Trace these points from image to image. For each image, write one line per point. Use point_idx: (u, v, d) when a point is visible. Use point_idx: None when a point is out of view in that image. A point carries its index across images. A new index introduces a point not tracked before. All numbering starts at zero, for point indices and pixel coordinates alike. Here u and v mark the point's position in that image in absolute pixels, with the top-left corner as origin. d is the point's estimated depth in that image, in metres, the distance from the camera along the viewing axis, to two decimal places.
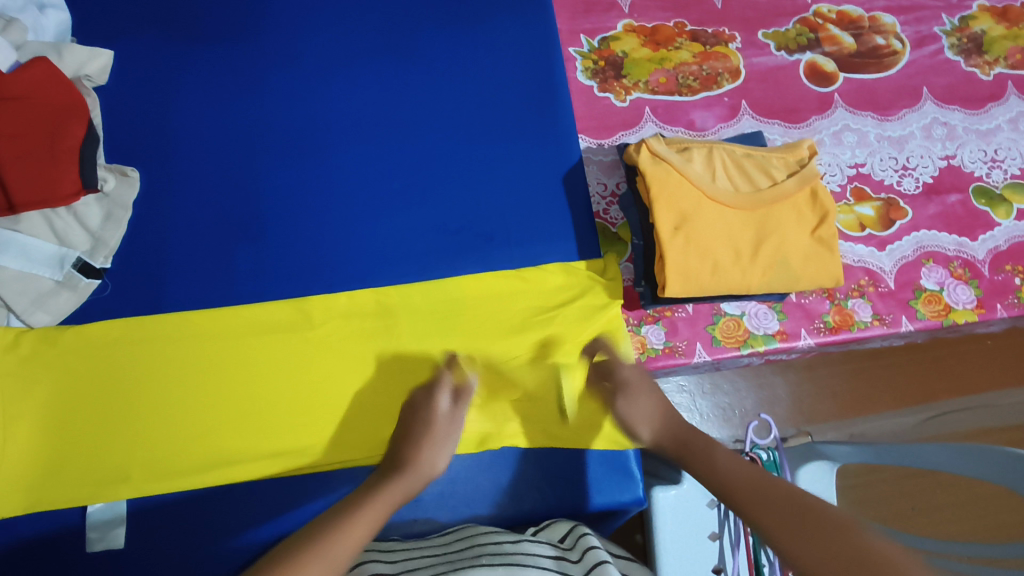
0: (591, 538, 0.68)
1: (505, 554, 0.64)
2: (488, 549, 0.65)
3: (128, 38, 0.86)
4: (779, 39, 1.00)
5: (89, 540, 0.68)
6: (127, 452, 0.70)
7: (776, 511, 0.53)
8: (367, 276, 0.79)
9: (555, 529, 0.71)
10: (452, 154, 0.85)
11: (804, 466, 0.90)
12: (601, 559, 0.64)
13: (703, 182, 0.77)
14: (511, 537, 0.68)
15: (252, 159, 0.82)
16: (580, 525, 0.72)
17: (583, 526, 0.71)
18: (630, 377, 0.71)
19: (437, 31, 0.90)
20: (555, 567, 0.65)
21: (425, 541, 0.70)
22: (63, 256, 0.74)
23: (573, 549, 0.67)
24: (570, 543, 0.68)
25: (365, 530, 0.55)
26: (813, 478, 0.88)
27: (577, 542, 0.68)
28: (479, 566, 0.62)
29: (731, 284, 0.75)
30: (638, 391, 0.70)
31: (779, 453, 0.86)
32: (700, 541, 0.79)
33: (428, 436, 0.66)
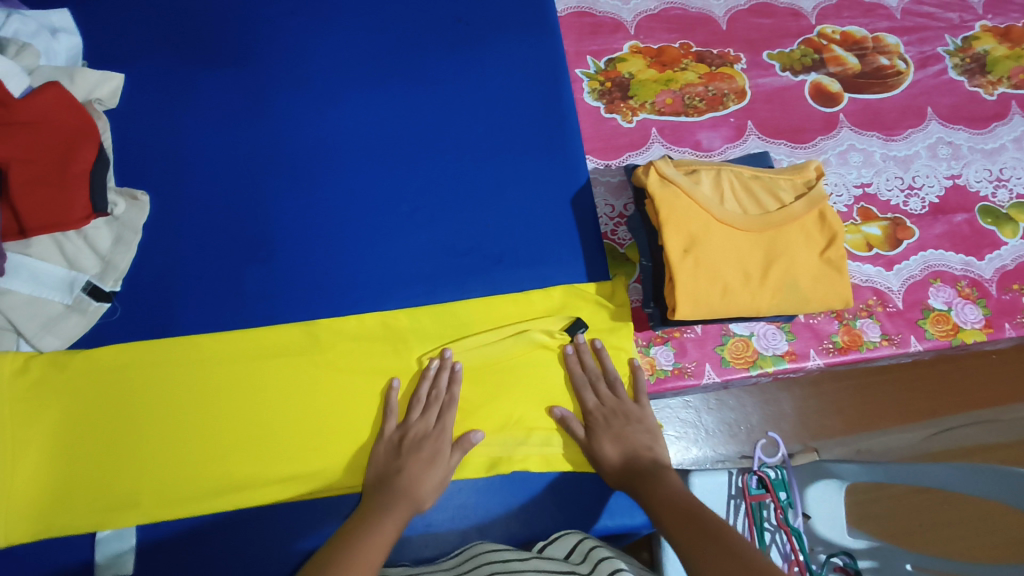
0: (600, 550, 0.67)
1: (513, 569, 0.64)
2: (497, 565, 0.65)
3: (137, 63, 0.86)
4: (784, 60, 1.00)
5: (98, 566, 0.68)
6: (136, 478, 0.70)
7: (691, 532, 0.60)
8: (376, 298, 0.79)
9: (563, 545, 0.70)
10: (461, 179, 0.85)
11: (814, 485, 0.97)
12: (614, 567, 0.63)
13: (711, 205, 0.77)
14: (519, 555, 0.67)
15: (260, 182, 0.82)
16: (587, 538, 0.71)
17: (592, 541, 0.70)
18: (598, 420, 0.74)
19: (444, 58, 0.90)
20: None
21: (433, 566, 0.70)
22: (74, 279, 0.75)
23: (583, 561, 0.67)
24: (580, 557, 0.68)
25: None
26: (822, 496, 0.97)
27: (585, 553, 0.68)
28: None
29: (741, 307, 0.75)
30: (614, 420, 0.74)
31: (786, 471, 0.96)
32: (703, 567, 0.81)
33: (420, 478, 0.69)
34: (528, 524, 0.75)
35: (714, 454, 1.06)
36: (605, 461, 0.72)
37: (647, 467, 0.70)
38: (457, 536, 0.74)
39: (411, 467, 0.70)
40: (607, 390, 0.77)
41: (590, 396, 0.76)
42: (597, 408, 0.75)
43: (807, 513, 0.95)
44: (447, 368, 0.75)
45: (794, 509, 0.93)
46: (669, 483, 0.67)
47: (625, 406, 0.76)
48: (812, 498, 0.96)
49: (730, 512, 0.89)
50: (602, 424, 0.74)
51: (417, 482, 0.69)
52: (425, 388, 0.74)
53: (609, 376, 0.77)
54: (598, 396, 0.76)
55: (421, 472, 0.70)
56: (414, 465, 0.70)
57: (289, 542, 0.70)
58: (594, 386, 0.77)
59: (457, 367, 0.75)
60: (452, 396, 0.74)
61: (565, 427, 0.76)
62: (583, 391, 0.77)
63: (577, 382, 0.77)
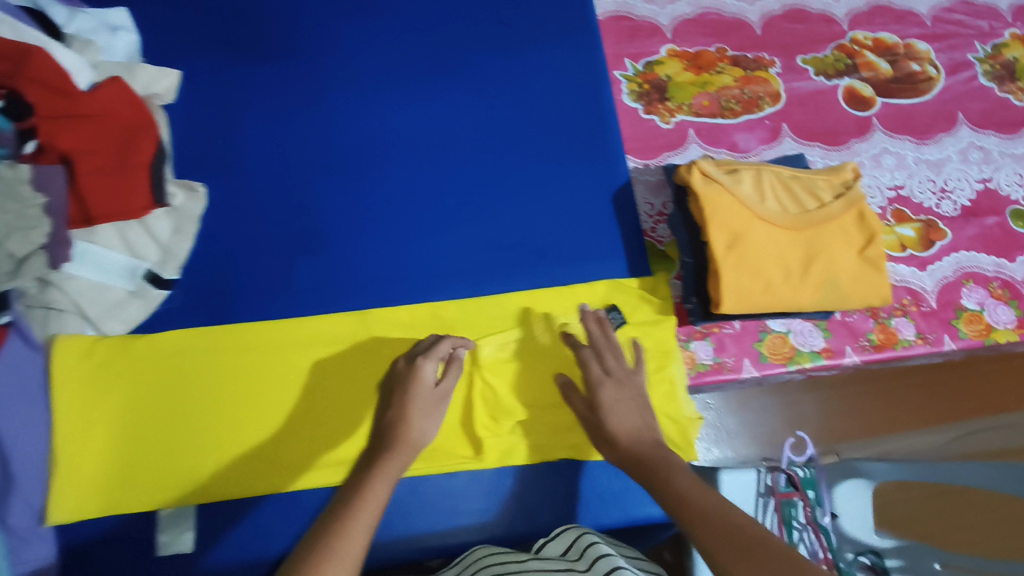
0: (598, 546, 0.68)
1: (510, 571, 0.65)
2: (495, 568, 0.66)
3: (192, 61, 0.88)
4: (818, 64, 1.02)
5: (160, 544, 0.71)
6: (197, 459, 0.73)
7: (714, 528, 0.57)
8: (425, 290, 0.82)
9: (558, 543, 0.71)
10: (503, 174, 0.87)
11: (840, 485, 1.02)
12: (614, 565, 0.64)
13: (752, 204, 0.79)
14: (517, 558, 0.68)
15: (313, 177, 0.85)
16: (587, 533, 0.72)
17: (589, 536, 0.71)
18: (603, 393, 0.72)
19: (487, 58, 0.92)
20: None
21: None
22: (135, 266, 0.77)
23: (581, 559, 0.67)
24: (577, 555, 0.68)
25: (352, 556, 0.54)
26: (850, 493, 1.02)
27: (583, 552, 0.68)
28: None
29: (783, 302, 0.77)
30: (619, 391, 0.72)
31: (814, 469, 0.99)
32: None
33: (410, 426, 0.69)
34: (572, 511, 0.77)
35: (736, 456, 1.07)
36: (607, 438, 0.70)
37: (654, 449, 0.68)
38: (505, 520, 0.76)
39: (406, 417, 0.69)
40: (613, 362, 0.74)
41: (594, 367, 0.73)
42: (603, 379, 0.73)
43: (836, 512, 1.01)
44: (456, 338, 0.76)
45: (823, 508, 0.96)
46: (681, 472, 0.65)
47: (630, 379, 0.73)
48: (839, 497, 1.02)
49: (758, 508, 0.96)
50: (609, 391, 0.72)
51: (409, 428, 0.69)
52: (431, 352, 0.73)
53: (612, 347, 0.75)
54: (605, 367, 0.74)
55: (414, 421, 0.69)
56: (409, 411, 0.70)
57: None
58: (599, 355, 0.74)
59: (468, 341, 0.77)
60: (454, 359, 0.73)
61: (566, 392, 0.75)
62: (589, 362, 0.74)
63: (581, 352, 0.75)
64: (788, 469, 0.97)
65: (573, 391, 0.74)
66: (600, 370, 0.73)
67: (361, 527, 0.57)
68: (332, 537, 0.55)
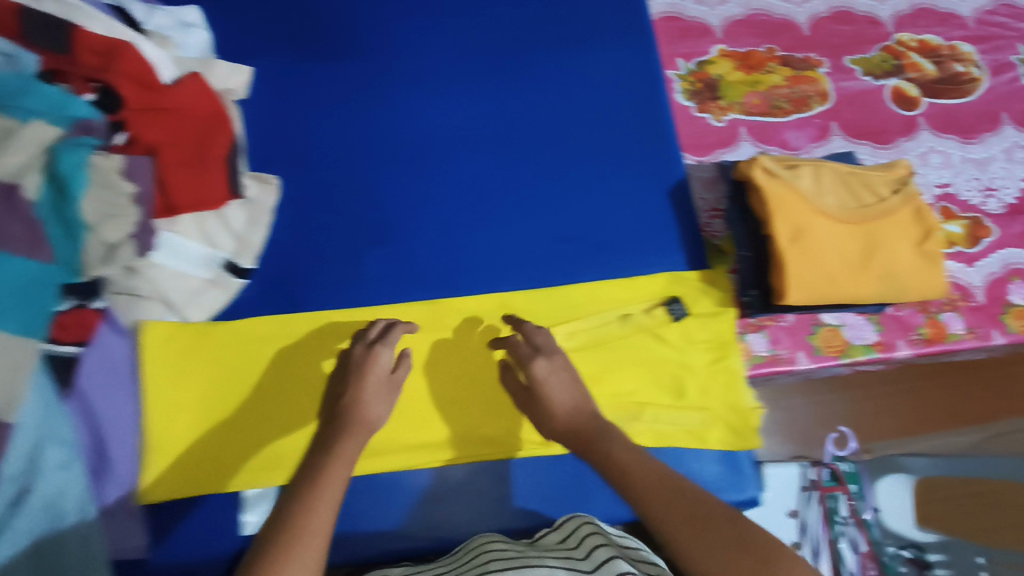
0: (594, 538, 0.70)
1: (512, 559, 0.68)
2: (495, 554, 0.69)
3: (263, 58, 0.91)
4: (864, 65, 1.05)
5: (244, 523, 0.73)
6: (279, 441, 0.76)
7: (660, 495, 0.63)
8: (492, 281, 0.85)
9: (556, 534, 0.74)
10: (562, 168, 0.90)
11: (883, 478, 0.99)
12: (607, 555, 0.67)
13: (812, 199, 0.81)
14: (517, 548, 0.71)
15: (381, 173, 0.88)
16: (587, 522, 0.74)
17: (587, 526, 0.73)
18: (536, 369, 0.73)
19: (545, 56, 0.94)
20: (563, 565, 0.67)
21: (431, 563, 0.74)
22: (214, 256, 0.80)
23: (579, 548, 0.70)
24: (575, 543, 0.71)
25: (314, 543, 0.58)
26: (889, 489, 0.99)
27: (582, 540, 0.71)
28: (484, 562, 0.67)
29: (846, 294, 0.79)
30: (552, 367, 0.74)
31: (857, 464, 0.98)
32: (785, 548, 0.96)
33: (364, 404, 0.71)
34: None
35: None
36: (550, 419, 0.73)
37: (589, 423, 0.71)
38: (569, 503, 0.80)
39: (353, 397, 0.71)
40: (540, 340, 0.76)
41: (524, 347, 0.76)
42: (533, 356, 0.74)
43: (876, 507, 0.97)
44: (400, 319, 0.78)
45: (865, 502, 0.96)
46: (617, 443, 0.68)
47: (560, 353, 0.76)
48: (881, 492, 0.98)
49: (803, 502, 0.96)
50: (541, 368, 0.73)
51: (362, 406, 0.70)
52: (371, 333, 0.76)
53: (540, 330, 0.77)
54: (532, 345, 0.76)
55: (366, 400, 0.71)
56: (359, 392, 0.71)
57: (424, 504, 0.78)
58: (530, 336, 0.76)
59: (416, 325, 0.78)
60: (392, 336, 0.75)
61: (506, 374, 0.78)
62: (517, 344, 0.76)
63: (509, 338, 0.77)
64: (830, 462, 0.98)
65: (509, 371, 0.78)
66: (531, 349, 0.75)
67: (323, 509, 0.61)
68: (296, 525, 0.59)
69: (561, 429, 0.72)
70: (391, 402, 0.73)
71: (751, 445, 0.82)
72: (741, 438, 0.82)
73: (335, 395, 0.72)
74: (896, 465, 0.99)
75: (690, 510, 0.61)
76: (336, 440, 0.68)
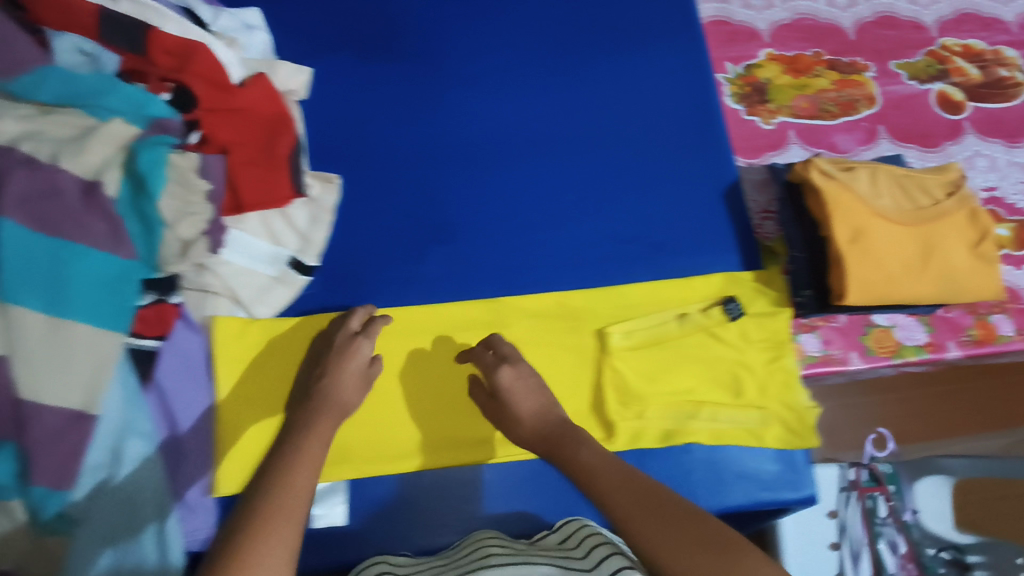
0: (594, 537, 0.71)
1: (512, 555, 0.68)
2: (496, 549, 0.69)
3: (322, 59, 0.92)
4: (910, 69, 1.06)
5: (313, 517, 0.76)
6: (347, 437, 0.78)
7: (622, 492, 0.63)
8: (551, 280, 0.86)
9: (557, 534, 0.74)
10: (617, 169, 0.91)
11: (921, 481, 1.00)
12: (606, 552, 0.67)
13: (870, 200, 0.82)
14: (516, 546, 0.71)
15: (440, 172, 0.89)
16: (586, 525, 0.74)
17: (585, 528, 0.73)
18: (502, 377, 0.75)
19: (599, 58, 0.95)
20: (561, 563, 0.67)
21: (432, 560, 0.74)
22: (278, 254, 0.81)
23: (578, 547, 0.70)
24: (573, 543, 0.71)
25: (283, 530, 0.57)
26: (929, 492, 1.00)
27: (581, 540, 0.71)
28: (485, 556, 0.67)
29: (903, 294, 0.80)
30: (518, 373, 0.76)
31: (895, 464, 1.01)
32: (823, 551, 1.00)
33: (338, 394, 0.72)
34: (693, 493, 0.80)
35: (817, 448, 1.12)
36: (517, 424, 0.74)
37: (554, 426, 0.72)
38: None
39: (331, 387, 0.72)
40: (505, 350, 0.78)
41: (490, 357, 0.78)
42: (498, 365, 0.76)
43: (915, 508, 0.99)
44: (367, 307, 0.80)
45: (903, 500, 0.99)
46: (585, 444, 0.69)
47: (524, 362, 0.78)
48: (920, 493, 1.00)
49: (842, 502, 1.00)
50: (507, 375, 0.75)
51: (336, 400, 0.71)
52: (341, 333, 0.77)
53: (504, 342, 0.79)
54: (498, 353, 0.78)
55: (340, 389, 0.73)
56: (331, 389, 0.72)
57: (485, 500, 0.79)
58: (499, 346, 0.78)
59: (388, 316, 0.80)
60: (369, 330, 0.77)
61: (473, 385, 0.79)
62: (483, 355, 0.78)
63: (473, 351, 0.79)
64: (869, 463, 1.02)
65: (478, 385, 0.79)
66: (501, 359, 0.77)
67: (290, 502, 0.60)
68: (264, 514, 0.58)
69: (528, 436, 0.73)
70: (365, 395, 0.75)
71: (808, 445, 0.83)
72: (799, 437, 0.83)
73: (312, 383, 0.74)
74: (934, 466, 1.00)
75: (653, 504, 0.61)
76: (308, 425, 0.69)
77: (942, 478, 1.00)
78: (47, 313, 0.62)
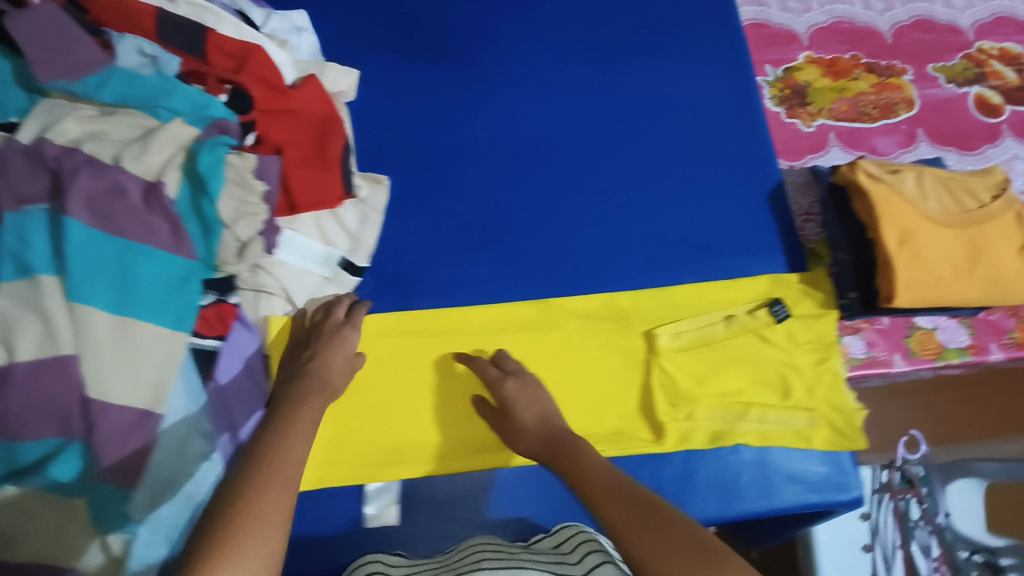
0: (590, 543, 0.70)
1: (504, 559, 0.67)
2: (488, 554, 0.68)
3: (369, 60, 0.93)
4: (948, 72, 1.06)
5: (366, 517, 0.76)
6: (400, 437, 0.78)
7: (617, 503, 0.64)
8: (598, 281, 0.86)
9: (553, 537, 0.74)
10: (662, 171, 0.91)
11: (953, 483, 1.02)
12: (600, 561, 0.66)
13: (917, 202, 0.82)
14: (511, 549, 0.71)
15: (486, 173, 0.89)
16: (582, 530, 0.73)
17: (582, 532, 0.72)
18: (505, 389, 0.76)
19: (642, 61, 0.96)
20: (554, 569, 0.66)
21: (428, 561, 0.73)
22: (329, 254, 0.81)
23: (573, 552, 0.69)
24: (569, 547, 0.71)
25: (269, 523, 0.56)
26: (959, 493, 1.02)
27: (575, 546, 0.70)
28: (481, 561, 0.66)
29: (952, 296, 0.80)
30: (523, 386, 0.77)
31: (928, 467, 1.01)
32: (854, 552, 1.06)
33: (327, 378, 0.72)
34: (743, 495, 0.80)
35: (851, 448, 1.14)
36: (520, 436, 0.75)
37: (556, 435, 0.73)
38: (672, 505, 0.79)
39: (320, 370, 0.72)
40: (508, 363, 0.79)
41: (492, 370, 0.78)
42: (501, 378, 0.77)
43: (947, 511, 1.00)
44: (350, 294, 0.80)
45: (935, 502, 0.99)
46: (589, 455, 0.70)
47: (527, 374, 0.78)
48: (951, 495, 1.02)
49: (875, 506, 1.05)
50: (510, 387, 0.76)
51: (323, 390, 0.71)
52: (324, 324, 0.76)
53: (505, 355, 0.80)
54: (503, 368, 0.79)
55: (330, 373, 0.73)
56: (317, 380, 0.72)
57: (537, 503, 0.79)
58: (502, 359, 0.79)
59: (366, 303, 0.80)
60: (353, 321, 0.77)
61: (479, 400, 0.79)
62: (485, 367, 0.79)
63: (475, 362, 0.79)
64: (901, 465, 1.01)
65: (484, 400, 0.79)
66: (506, 373, 0.78)
67: (277, 493, 0.59)
68: (249, 504, 0.57)
69: (532, 447, 0.74)
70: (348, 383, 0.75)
71: (857, 446, 0.83)
72: (847, 439, 0.83)
73: (299, 366, 0.73)
74: (966, 469, 1.02)
75: (645, 516, 0.62)
76: (298, 407, 0.68)
77: (974, 480, 1.02)
78: (113, 313, 0.63)
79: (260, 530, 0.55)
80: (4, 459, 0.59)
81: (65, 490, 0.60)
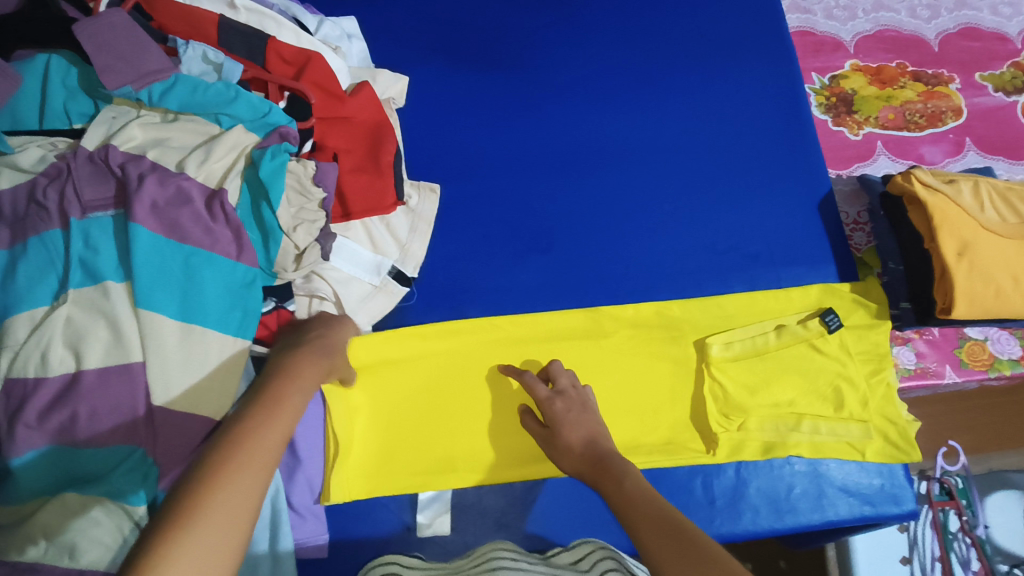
0: (609, 563, 0.66)
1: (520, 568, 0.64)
2: (505, 561, 0.65)
3: (419, 67, 0.93)
4: (996, 81, 1.05)
5: (418, 525, 0.76)
6: (452, 446, 0.78)
7: (652, 527, 0.58)
8: (648, 289, 0.86)
9: (575, 552, 0.70)
10: (710, 178, 0.91)
11: (992, 496, 1.04)
12: None
13: (976, 212, 0.81)
14: (529, 560, 0.67)
15: (534, 180, 0.89)
16: (601, 547, 0.70)
17: (603, 549, 0.69)
18: (554, 407, 0.74)
19: (689, 69, 0.96)
20: None
21: (446, 565, 0.71)
22: (380, 263, 0.80)
23: (591, 568, 0.65)
24: (587, 564, 0.67)
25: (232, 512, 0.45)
26: (1000, 505, 1.04)
27: (594, 563, 0.66)
28: (492, 570, 0.63)
29: (1010, 308, 0.80)
30: (572, 403, 0.75)
31: (966, 478, 1.02)
32: (894, 564, 1.01)
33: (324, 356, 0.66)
34: (796, 507, 0.80)
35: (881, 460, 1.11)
36: (566, 453, 0.71)
37: (599, 451, 0.69)
38: (725, 516, 0.79)
39: (316, 347, 0.66)
40: (563, 382, 0.77)
41: (541, 389, 0.76)
42: (551, 397, 0.75)
43: (987, 524, 1.03)
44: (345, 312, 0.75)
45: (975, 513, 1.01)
46: (633, 477, 0.65)
47: (578, 393, 0.76)
48: (992, 508, 1.03)
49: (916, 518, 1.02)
50: (559, 403, 0.74)
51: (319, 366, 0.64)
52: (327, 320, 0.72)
53: (554, 371, 0.78)
54: (556, 386, 0.77)
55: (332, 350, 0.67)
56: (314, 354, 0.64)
57: (590, 513, 0.78)
58: (557, 376, 0.77)
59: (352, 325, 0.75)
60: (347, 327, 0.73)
61: (526, 417, 0.77)
62: (534, 384, 0.76)
63: (524, 377, 0.77)
64: (940, 477, 1.02)
65: (531, 416, 0.77)
66: (558, 392, 0.76)
67: (245, 486, 0.47)
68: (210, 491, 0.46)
69: (573, 464, 0.70)
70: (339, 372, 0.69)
71: (911, 459, 0.82)
72: (903, 453, 0.82)
73: (299, 336, 0.67)
74: (1005, 482, 1.04)
75: (679, 540, 0.56)
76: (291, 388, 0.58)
77: (1015, 492, 1.04)
78: (179, 320, 0.63)
79: (224, 509, 0.45)
80: (65, 466, 0.59)
81: (126, 493, 0.58)
